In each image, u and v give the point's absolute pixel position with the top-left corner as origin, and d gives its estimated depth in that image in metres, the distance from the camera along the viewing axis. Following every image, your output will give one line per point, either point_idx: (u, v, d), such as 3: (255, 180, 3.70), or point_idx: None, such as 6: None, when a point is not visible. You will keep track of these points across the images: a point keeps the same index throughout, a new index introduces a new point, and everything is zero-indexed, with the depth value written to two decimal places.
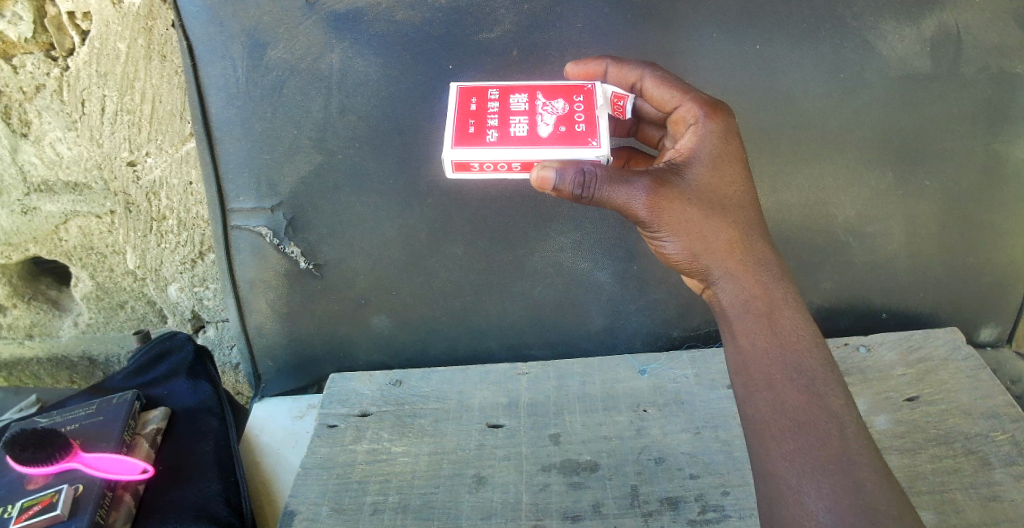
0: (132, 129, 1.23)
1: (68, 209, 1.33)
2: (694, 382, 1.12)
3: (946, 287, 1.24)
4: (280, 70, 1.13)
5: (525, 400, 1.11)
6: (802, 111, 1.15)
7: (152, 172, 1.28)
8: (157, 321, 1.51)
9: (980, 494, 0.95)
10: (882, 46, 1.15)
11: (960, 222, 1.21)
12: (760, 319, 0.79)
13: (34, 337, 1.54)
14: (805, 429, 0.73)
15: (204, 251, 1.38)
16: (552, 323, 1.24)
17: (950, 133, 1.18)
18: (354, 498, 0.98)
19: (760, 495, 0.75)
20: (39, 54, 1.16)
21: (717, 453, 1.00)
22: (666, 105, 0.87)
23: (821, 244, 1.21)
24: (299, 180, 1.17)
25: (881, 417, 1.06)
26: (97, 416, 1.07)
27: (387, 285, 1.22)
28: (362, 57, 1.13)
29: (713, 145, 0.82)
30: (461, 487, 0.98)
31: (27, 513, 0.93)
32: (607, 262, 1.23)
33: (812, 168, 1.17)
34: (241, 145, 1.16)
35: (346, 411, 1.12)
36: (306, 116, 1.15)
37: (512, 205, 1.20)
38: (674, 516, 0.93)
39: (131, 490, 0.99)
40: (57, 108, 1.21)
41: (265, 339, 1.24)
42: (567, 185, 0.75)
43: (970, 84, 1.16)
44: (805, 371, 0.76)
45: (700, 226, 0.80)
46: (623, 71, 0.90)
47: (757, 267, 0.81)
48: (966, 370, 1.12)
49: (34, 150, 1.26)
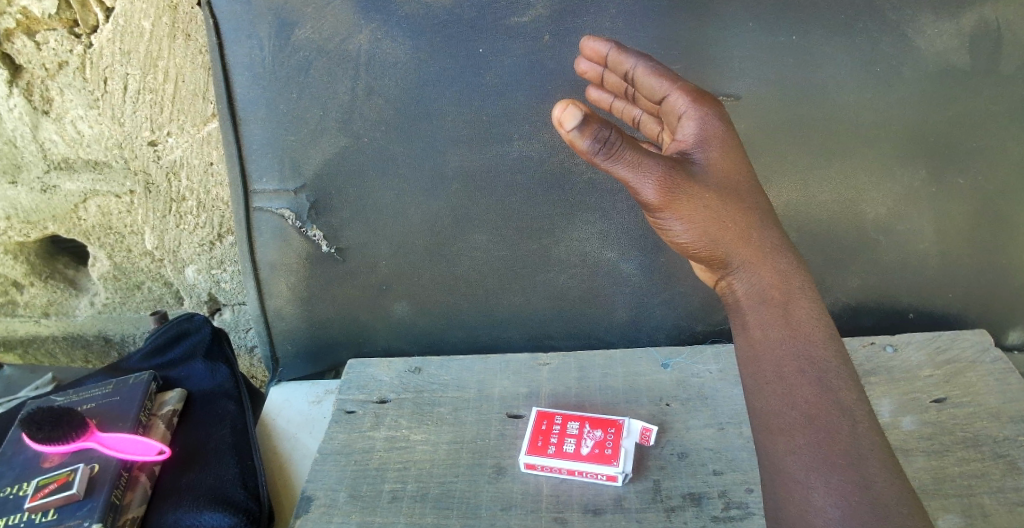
0: (154, 108, 1.22)
1: (88, 188, 1.33)
2: (718, 377, 1.10)
3: (976, 288, 1.23)
4: (307, 51, 1.11)
5: (546, 391, 1.10)
6: (837, 104, 1.13)
7: (173, 152, 1.27)
8: (173, 302, 1.50)
9: (1008, 499, 0.92)
10: (918, 42, 1.10)
11: (992, 222, 1.19)
12: (774, 309, 0.76)
13: (51, 316, 1.54)
14: (816, 423, 0.70)
15: (222, 233, 1.37)
16: (575, 314, 1.24)
17: (987, 131, 1.15)
18: (372, 485, 0.97)
19: (765, 489, 0.72)
20: (62, 30, 1.15)
21: (741, 449, 0.98)
22: (655, 96, 0.82)
23: (848, 242, 1.20)
24: (322, 161, 1.16)
25: (908, 418, 1.04)
26: (114, 396, 1.07)
27: (408, 271, 1.22)
28: (390, 39, 1.10)
29: (716, 130, 0.77)
30: (481, 477, 0.97)
31: (43, 491, 0.91)
32: (633, 254, 1.21)
33: (842, 165, 1.16)
34: (265, 126, 1.15)
35: (364, 397, 1.12)
36: (332, 98, 1.13)
37: (539, 193, 1.18)
38: (697, 512, 0.90)
39: (146, 471, 0.98)
40: (79, 86, 1.20)
41: (284, 323, 1.25)
42: (589, 135, 0.63)
43: (1008, 81, 1.12)
44: (816, 363, 0.73)
45: (718, 212, 0.74)
46: (619, 57, 0.84)
47: (773, 254, 0.77)
48: (994, 373, 1.10)
49: (55, 128, 1.26)
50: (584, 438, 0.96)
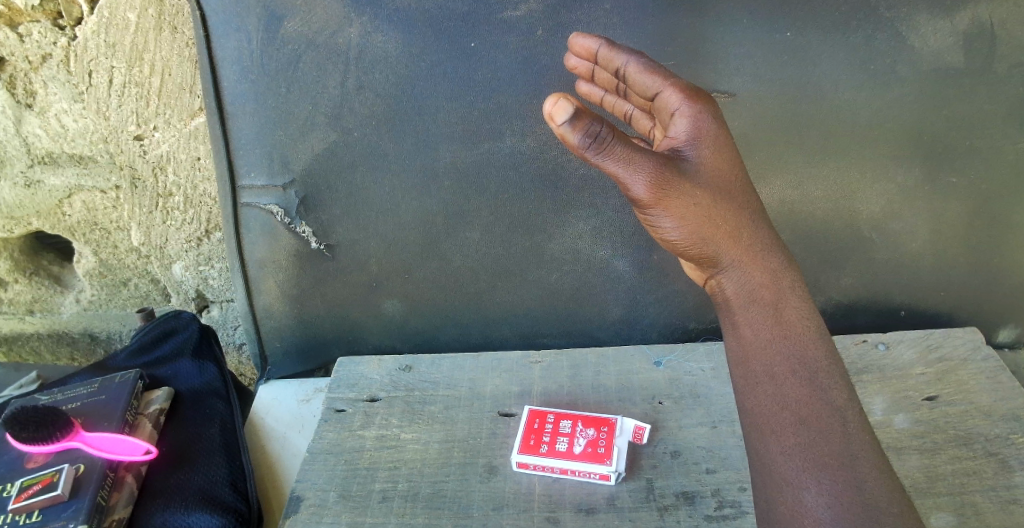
0: (140, 102, 1.20)
1: (72, 183, 1.31)
2: (711, 375, 1.10)
3: (968, 287, 1.23)
4: (297, 44, 1.09)
5: (539, 389, 1.09)
6: (831, 101, 1.12)
7: (160, 146, 1.25)
8: (160, 300, 1.48)
9: (1001, 497, 0.92)
10: (914, 40, 1.09)
11: (984, 221, 1.19)
12: (765, 309, 0.74)
13: (35, 313, 1.51)
14: (807, 424, 0.69)
15: (210, 229, 1.35)
16: (568, 311, 1.23)
17: (982, 130, 1.14)
18: (363, 485, 0.96)
19: (755, 490, 0.71)
20: (46, 22, 1.13)
21: (734, 448, 0.97)
22: (647, 93, 0.81)
23: (841, 240, 1.20)
24: (312, 156, 1.15)
25: (900, 416, 1.04)
26: (100, 395, 1.05)
27: (399, 268, 1.21)
28: (381, 33, 1.08)
29: (709, 127, 0.76)
30: (472, 476, 0.96)
31: (27, 492, 0.89)
32: (627, 251, 1.20)
33: (836, 163, 1.16)
34: (254, 121, 1.13)
35: (355, 395, 1.11)
36: (322, 93, 1.11)
37: (532, 190, 1.17)
38: (691, 511, 0.89)
39: (133, 471, 0.96)
40: (63, 79, 1.18)
41: (274, 321, 1.24)
42: (579, 130, 0.62)
43: (1003, 81, 1.12)
44: (807, 364, 0.72)
45: (709, 210, 0.73)
46: (610, 54, 0.82)
47: (764, 254, 0.76)
48: (986, 371, 1.10)
49: (39, 122, 1.23)
50: (577, 437, 0.96)
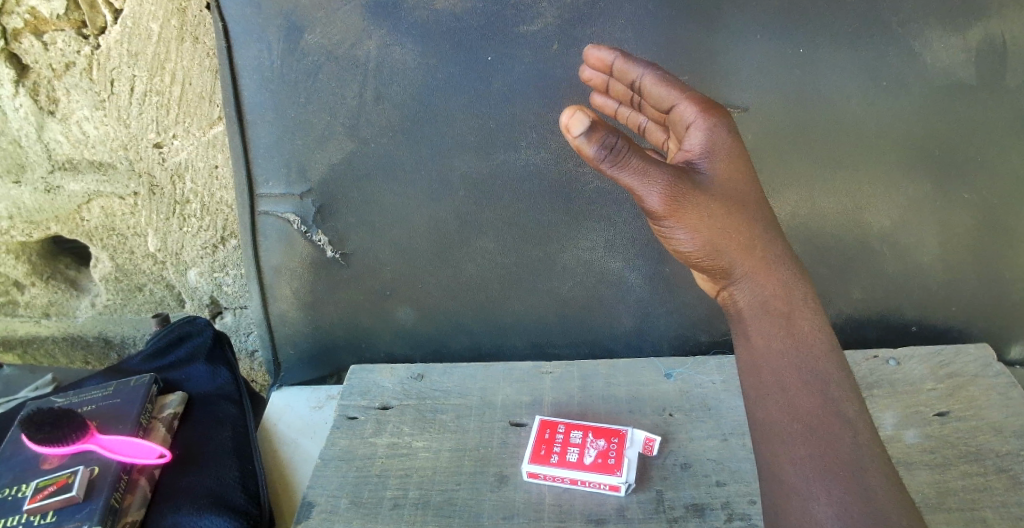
0: (160, 110, 1.22)
1: (91, 189, 1.33)
2: (720, 388, 1.10)
3: (979, 302, 1.22)
4: (317, 55, 1.11)
5: (549, 399, 1.10)
6: (843, 117, 1.13)
7: (178, 154, 1.27)
8: (175, 305, 1.50)
9: (1011, 514, 0.92)
10: (926, 56, 1.11)
11: (996, 237, 1.19)
12: (777, 320, 0.75)
13: (51, 316, 1.53)
14: (818, 435, 0.69)
15: (226, 236, 1.37)
16: (579, 322, 1.24)
17: (993, 146, 1.15)
18: (374, 492, 0.97)
19: (765, 500, 0.72)
20: (70, 31, 1.15)
21: (744, 460, 0.98)
22: (662, 105, 0.82)
23: (852, 254, 1.20)
24: (328, 166, 1.16)
25: (911, 431, 1.04)
26: (115, 398, 1.06)
27: (412, 277, 1.22)
28: (399, 46, 1.10)
29: (723, 140, 0.77)
30: (483, 485, 0.96)
31: (43, 493, 0.91)
32: (638, 263, 1.21)
33: (847, 178, 1.16)
34: (273, 130, 1.15)
35: (366, 402, 1.12)
36: (340, 104, 1.13)
37: (545, 201, 1.18)
38: (700, 523, 0.90)
39: (147, 474, 0.98)
40: (85, 87, 1.20)
41: (288, 327, 1.25)
42: (595, 142, 0.63)
43: (1015, 98, 1.13)
44: (818, 375, 0.72)
45: (723, 222, 0.74)
46: (624, 66, 0.84)
47: (777, 266, 0.77)
48: (998, 387, 1.10)
49: (61, 128, 1.26)
50: (587, 447, 0.96)
